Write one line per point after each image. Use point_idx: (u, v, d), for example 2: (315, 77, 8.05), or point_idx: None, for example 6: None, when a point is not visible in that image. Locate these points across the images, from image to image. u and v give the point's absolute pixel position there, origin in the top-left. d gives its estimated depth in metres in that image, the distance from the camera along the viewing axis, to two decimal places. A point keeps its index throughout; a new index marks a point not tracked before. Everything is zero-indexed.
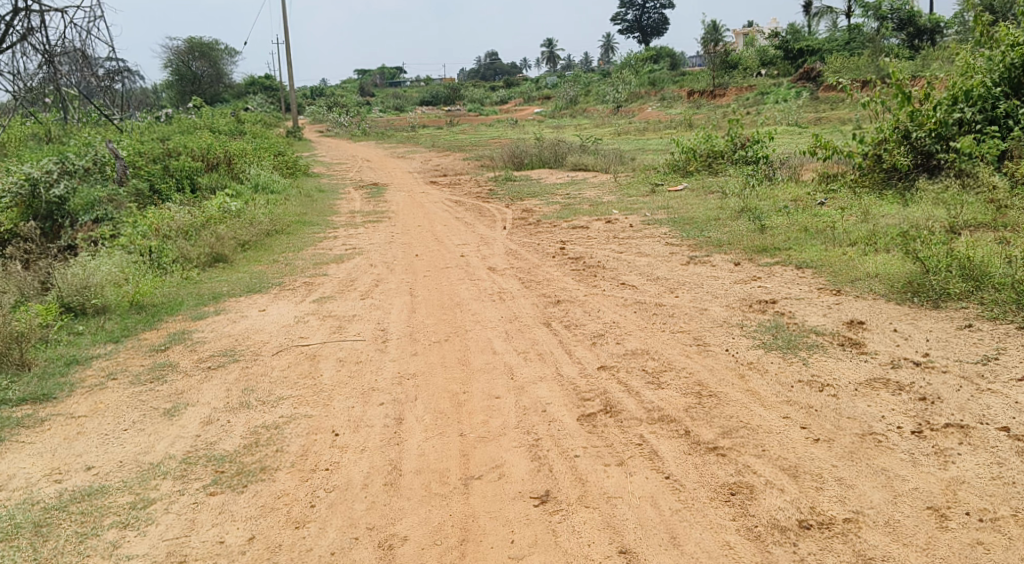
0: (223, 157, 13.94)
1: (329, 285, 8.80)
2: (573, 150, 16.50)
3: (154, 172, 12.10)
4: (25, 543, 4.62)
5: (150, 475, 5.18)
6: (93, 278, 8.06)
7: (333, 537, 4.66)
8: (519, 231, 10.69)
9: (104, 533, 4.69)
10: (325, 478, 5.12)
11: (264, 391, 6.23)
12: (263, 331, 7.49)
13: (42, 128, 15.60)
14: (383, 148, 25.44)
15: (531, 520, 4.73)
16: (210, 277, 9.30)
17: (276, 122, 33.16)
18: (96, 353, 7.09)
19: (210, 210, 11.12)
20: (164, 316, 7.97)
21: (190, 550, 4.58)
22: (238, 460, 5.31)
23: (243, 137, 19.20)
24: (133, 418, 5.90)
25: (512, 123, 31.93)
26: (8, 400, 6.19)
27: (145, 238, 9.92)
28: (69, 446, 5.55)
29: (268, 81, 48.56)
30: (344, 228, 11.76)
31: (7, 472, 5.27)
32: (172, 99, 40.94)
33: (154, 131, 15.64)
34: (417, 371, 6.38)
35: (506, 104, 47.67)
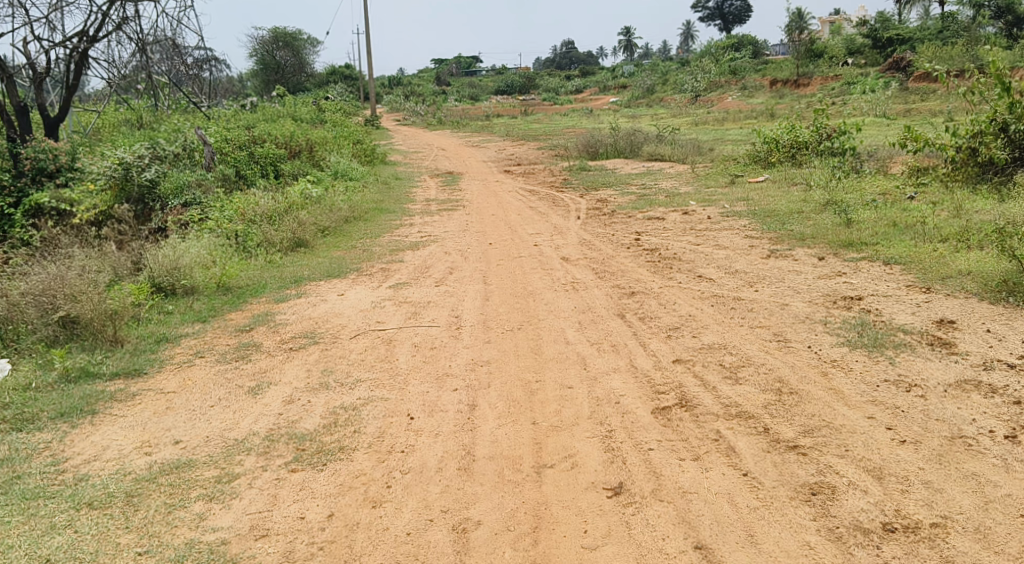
0: (304, 145, 14.26)
1: (405, 271, 8.91)
2: (650, 140, 16.32)
3: (240, 159, 12.52)
4: (118, 511, 4.78)
5: (235, 451, 5.34)
6: (183, 260, 8.34)
7: (409, 518, 4.72)
8: (593, 222, 10.63)
9: (191, 504, 4.83)
10: (401, 459, 5.19)
11: (343, 372, 6.36)
12: (341, 314, 7.63)
13: (134, 114, 16.17)
14: (459, 136, 25.65)
15: (604, 511, 4.71)
16: (292, 261, 9.53)
17: (355, 110, 33.77)
18: (185, 332, 7.34)
19: (292, 195, 11.39)
20: (249, 298, 8.20)
21: (272, 524, 4.69)
22: (317, 439, 5.43)
23: (324, 125, 19.61)
24: (219, 395, 6.09)
25: (588, 113, 31.82)
26: (102, 374, 6.45)
27: (232, 222, 10.22)
28: (159, 420, 5.76)
29: (347, 70, 49.31)
30: (420, 216, 11.90)
31: (101, 443, 5.48)
32: (257, 89, 41.98)
33: (239, 118, 16.13)
34: (491, 359, 6.41)
35: (583, 93, 47.44)
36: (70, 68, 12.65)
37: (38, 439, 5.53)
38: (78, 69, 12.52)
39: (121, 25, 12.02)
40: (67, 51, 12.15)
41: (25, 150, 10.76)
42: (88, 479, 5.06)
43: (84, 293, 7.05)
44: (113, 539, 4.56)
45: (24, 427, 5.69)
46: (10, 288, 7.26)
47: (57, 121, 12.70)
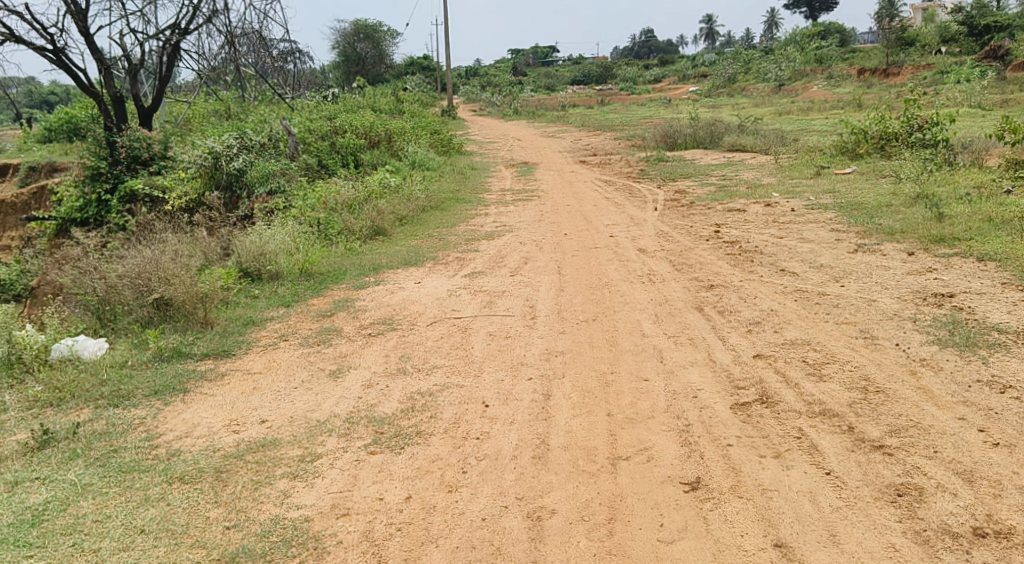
0: (384, 134, 14.48)
1: (481, 260, 8.97)
2: (731, 130, 16.04)
3: (323, 149, 12.79)
4: (208, 486, 4.94)
5: (317, 431, 5.47)
6: (269, 246, 8.60)
7: (484, 503, 4.77)
8: (671, 213, 10.52)
9: (276, 482, 4.97)
10: (477, 446, 5.24)
11: (420, 358, 6.45)
12: (418, 302, 7.73)
13: (222, 105, 16.66)
14: (536, 127, 25.63)
15: (681, 506, 4.67)
16: (371, 249, 9.70)
17: (432, 101, 34.04)
18: (270, 315, 7.56)
19: (371, 184, 11.59)
20: (330, 284, 8.39)
21: (353, 504, 4.79)
22: (396, 423, 5.52)
23: (402, 115, 19.86)
24: (302, 377, 6.27)
25: (667, 102, 31.45)
26: (193, 354, 6.70)
27: (314, 210, 10.47)
28: (246, 400, 5.94)
29: (426, 61, 49.69)
30: (496, 206, 11.96)
31: (192, 421, 5.69)
32: (337, 80, 42.61)
33: (321, 109, 16.50)
34: (566, 349, 6.41)
35: (662, 82, 46.85)
36: (163, 60, 13.13)
37: (133, 415, 5.77)
38: (170, 61, 12.98)
39: (212, 19, 12.43)
40: (160, 43, 12.61)
41: (121, 138, 11.62)
42: (180, 455, 5.25)
43: (177, 276, 7.31)
44: (203, 512, 4.71)
45: (120, 403, 5.94)
46: (108, 270, 7.59)
47: (150, 111, 13.20)
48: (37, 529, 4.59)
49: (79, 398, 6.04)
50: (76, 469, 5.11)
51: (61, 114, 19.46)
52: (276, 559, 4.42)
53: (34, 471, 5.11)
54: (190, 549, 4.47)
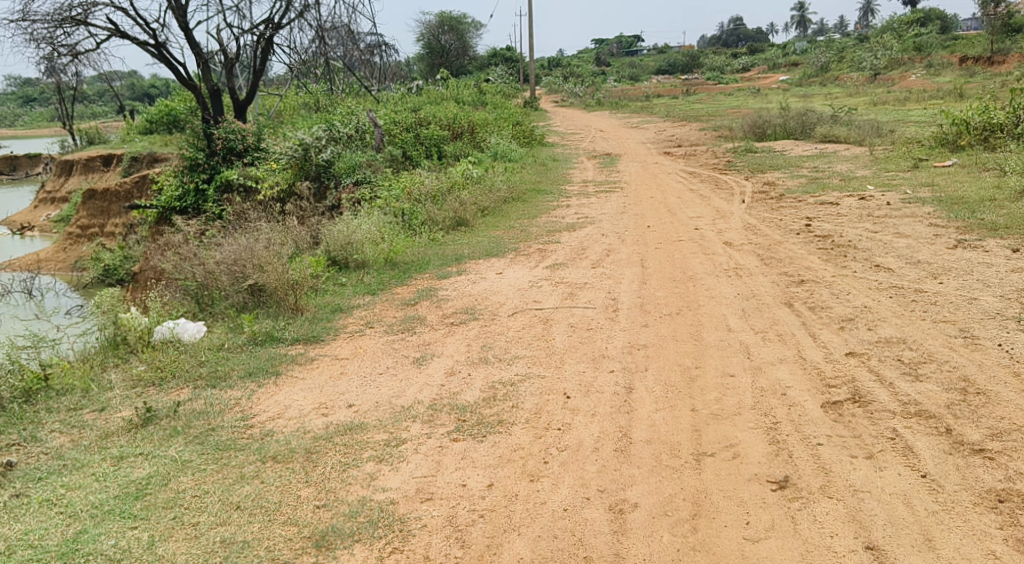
0: (467, 126, 14.60)
1: (562, 252, 8.96)
2: (823, 120, 15.59)
3: (407, 140, 12.98)
4: (299, 466, 5.08)
5: (402, 417, 5.57)
6: (355, 236, 8.79)
7: (566, 494, 4.76)
8: (759, 206, 10.30)
9: (363, 464, 5.08)
10: (558, 437, 5.25)
11: (501, 348, 6.49)
12: (500, 292, 7.77)
13: (312, 98, 17.05)
14: (619, 117, 25.40)
15: (768, 504, 4.58)
16: (454, 239, 9.81)
17: (516, 93, 34.02)
18: (356, 303, 7.73)
19: (455, 175, 11.71)
20: (414, 273, 8.52)
21: (437, 489, 4.85)
22: (478, 411, 5.58)
23: (486, 107, 19.96)
24: (387, 363, 6.40)
25: (756, 92, 30.76)
26: (284, 339, 6.91)
27: (399, 200, 10.64)
28: (333, 384, 6.10)
29: (508, 52, 49.71)
30: (578, 197, 11.91)
31: (284, 402, 5.86)
32: (422, 72, 43.01)
33: (406, 101, 16.75)
34: (649, 342, 6.36)
35: (750, 71, 45.82)
36: (257, 54, 13.53)
37: (228, 396, 5.98)
38: (264, 55, 13.35)
39: (303, 14, 12.74)
40: (254, 38, 12.98)
41: (218, 130, 12.03)
42: (272, 435, 5.42)
43: (269, 263, 7.54)
44: (295, 491, 4.83)
45: (216, 384, 6.16)
46: (206, 257, 7.90)
47: (244, 104, 13.63)
48: (141, 501, 4.76)
49: (179, 379, 6.30)
50: (176, 446, 5.32)
51: (161, 107, 20.24)
52: (364, 539, 4.50)
53: (137, 447, 5.34)
54: (283, 525, 4.58)
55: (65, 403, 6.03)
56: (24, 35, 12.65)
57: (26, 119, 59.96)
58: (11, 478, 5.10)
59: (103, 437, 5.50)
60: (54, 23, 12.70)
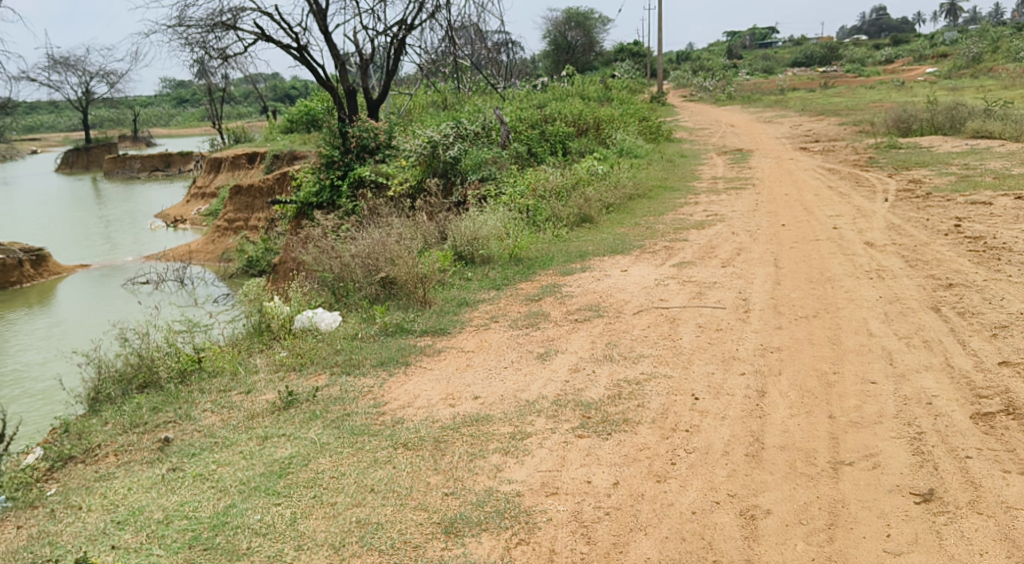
0: (593, 123, 14.57)
1: (690, 250, 8.81)
2: (975, 115, 14.68)
3: (533, 137, 13.09)
4: (428, 454, 5.21)
5: (527, 411, 5.63)
6: (482, 231, 8.95)
7: (694, 497, 4.68)
8: (904, 204, 9.82)
9: (490, 456, 5.16)
10: (686, 438, 5.18)
11: (626, 347, 6.45)
12: (625, 290, 7.73)
13: (440, 96, 17.43)
14: (751, 112, 24.70)
15: (911, 517, 4.38)
16: (578, 235, 9.83)
17: (643, 88, 33.59)
18: (482, 298, 7.86)
19: (580, 171, 11.73)
20: (538, 269, 8.59)
21: (562, 484, 4.86)
22: (602, 409, 5.57)
23: (613, 102, 19.84)
24: (512, 357, 6.48)
25: (900, 85, 29.23)
26: (414, 330, 7.12)
27: (525, 196, 10.75)
28: (460, 376, 6.23)
29: (636, 46, 49.19)
30: (707, 194, 11.68)
31: (413, 392, 6.03)
32: (548, 69, 43.14)
33: (532, 97, 16.89)
34: (783, 345, 6.18)
35: (893, 62, 43.57)
36: (390, 54, 13.94)
37: (362, 384, 6.20)
38: (396, 55, 13.74)
39: (435, 14, 13.03)
40: (388, 39, 13.39)
41: (353, 129, 12.51)
42: (403, 423, 5.58)
43: (400, 257, 7.80)
44: (425, 478, 4.96)
45: (350, 371, 6.41)
46: (342, 251, 8.24)
47: (377, 103, 14.07)
48: (284, 480, 5.00)
49: (317, 365, 6.58)
50: (315, 429, 5.56)
51: (301, 107, 21.21)
52: (491, 528, 4.54)
53: (279, 428, 5.61)
54: (413, 510, 4.68)
55: (215, 385, 6.40)
56: (180, 40, 13.49)
57: (177, 118, 63.83)
58: (168, 453, 5.46)
59: (249, 418, 5.81)
60: (206, 28, 13.48)
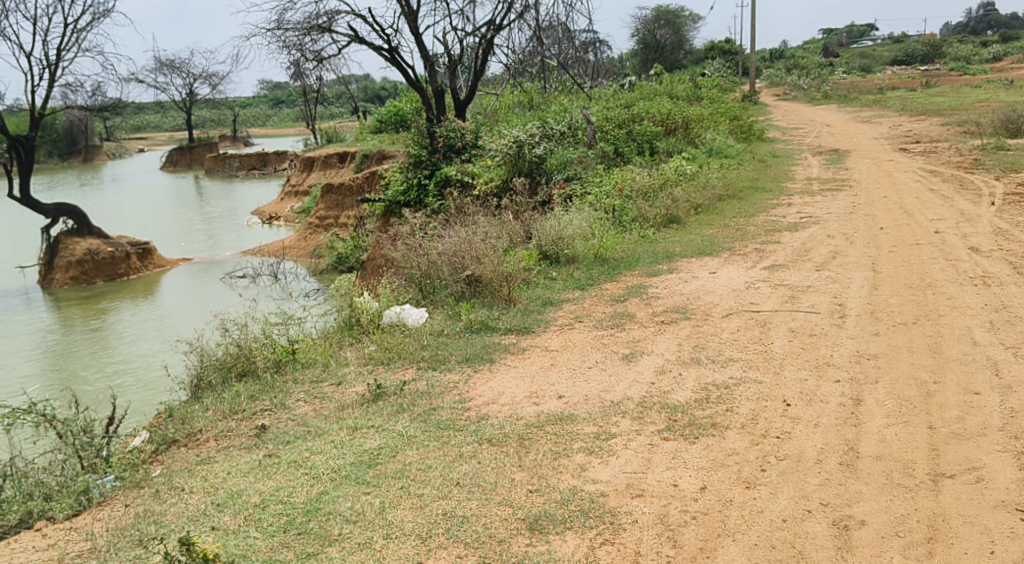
0: (682, 122, 14.41)
1: (782, 253, 8.61)
2: None
3: (620, 137, 13.03)
4: (513, 451, 5.24)
5: (611, 412, 5.61)
6: (567, 231, 8.96)
7: (785, 504, 4.57)
8: (1011, 209, 9.38)
9: (574, 455, 5.16)
10: (777, 445, 5.07)
11: (714, 350, 6.35)
12: (714, 292, 7.61)
13: (527, 96, 17.50)
14: (847, 111, 23.96)
15: (1017, 535, 4.20)
16: (665, 236, 9.73)
17: (734, 86, 32.94)
18: (567, 297, 7.86)
19: (668, 171, 11.62)
20: (624, 270, 8.54)
21: (648, 486, 4.82)
22: (690, 412, 5.49)
23: (704, 101, 19.54)
24: (597, 357, 6.46)
25: (1009, 84, 27.87)
26: (499, 328, 7.18)
27: (612, 196, 10.70)
28: (544, 374, 6.25)
29: (728, 44, 48.28)
30: (800, 196, 11.39)
31: (498, 389, 6.08)
32: (636, 69, 42.83)
33: (619, 97, 16.80)
34: (880, 352, 5.99)
35: (1002, 60, 41.58)
36: (479, 55, 14.06)
37: (447, 379, 6.29)
38: (485, 55, 13.86)
39: (523, 13, 13.09)
40: (477, 39, 13.53)
41: (441, 128, 12.71)
42: (488, 419, 5.63)
43: (486, 255, 7.87)
44: (509, 474, 4.99)
45: (436, 366, 6.50)
46: (430, 248, 8.38)
47: (465, 103, 14.22)
48: (373, 470, 5.11)
49: (404, 359, 6.70)
50: (402, 422, 5.66)
51: (390, 108, 21.63)
52: (575, 527, 4.52)
53: (369, 420, 5.73)
54: (499, 506, 4.72)
55: (307, 376, 6.58)
56: (278, 43, 13.91)
57: (274, 118, 65.85)
58: (264, 440, 5.65)
59: (340, 409, 5.96)
60: (303, 31, 13.86)
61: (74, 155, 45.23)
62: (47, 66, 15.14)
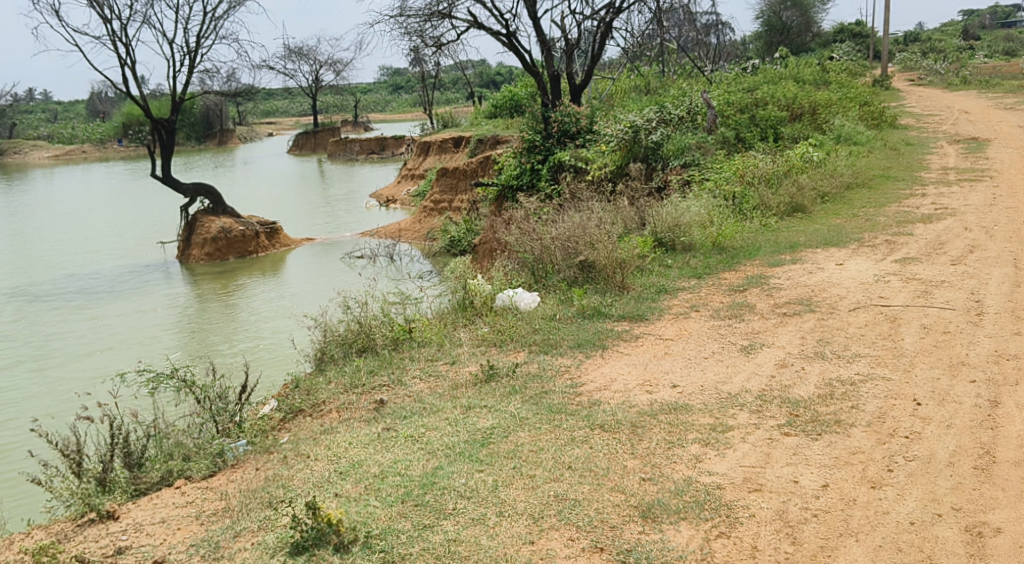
0: (808, 107, 13.93)
1: (915, 246, 8.22)
2: None
3: (742, 122, 12.69)
4: (625, 438, 5.22)
5: (729, 404, 5.50)
6: (684, 217, 8.82)
7: (913, 507, 4.39)
8: None
9: (689, 445, 5.09)
10: (905, 445, 4.86)
11: (840, 345, 6.13)
12: (840, 285, 7.34)
13: (644, 80, 17.27)
14: (989, 98, 22.57)
15: None
16: (788, 225, 9.44)
17: (865, 70, 31.49)
18: (682, 286, 7.74)
19: (792, 158, 11.27)
20: (743, 259, 8.34)
21: (766, 481, 4.70)
22: (812, 408, 5.33)
23: (832, 86, 18.80)
24: (714, 348, 6.35)
25: None
26: (612, 315, 7.14)
27: (732, 182, 10.47)
28: (658, 363, 6.19)
29: (858, 27, 46.27)
30: (936, 186, 10.83)
31: (611, 375, 6.06)
32: (759, 52, 41.65)
33: (741, 80, 16.37)
34: (1021, 353, 5.64)
35: None
36: (597, 39, 13.96)
37: (559, 363, 6.32)
38: (603, 39, 13.74)
39: None
40: (596, 23, 13.44)
41: (556, 114, 12.75)
42: (599, 405, 5.62)
43: (600, 241, 7.83)
44: (622, 461, 4.97)
45: (549, 350, 6.53)
46: (544, 233, 8.38)
47: (581, 88, 14.15)
48: (486, 449, 5.19)
49: (516, 342, 6.76)
50: (514, 403, 5.72)
51: (506, 93, 21.77)
52: (690, 518, 4.46)
53: (482, 400, 5.82)
54: (611, 491, 4.70)
55: (423, 354, 6.74)
56: (400, 29, 14.21)
57: (394, 102, 67.26)
58: (383, 413, 5.82)
59: (453, 388, 6.07)
60: (424, 17, 14.09)
61: (210, 138, 47.56)
62: (187, 53, 15.92)
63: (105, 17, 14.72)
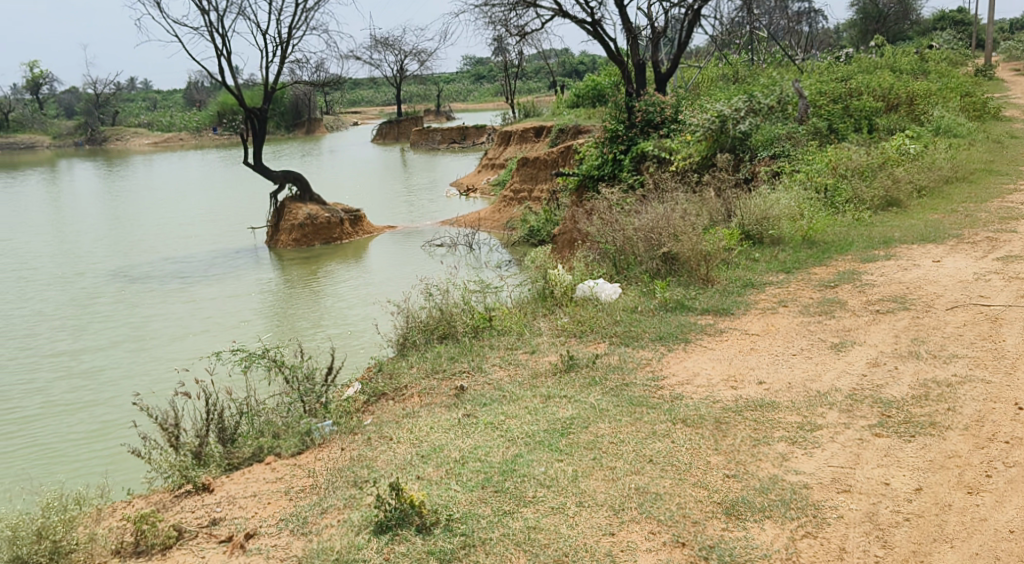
0: (905, 97, 13.43)
1: (1019, 243, 7.86)
2: None
3: (835, 113, 12.32)
4: (709, 433, 5.15)
5: (817, 402, 5.36)
6: (773, 210, 8.63)
7: (1012, 514, 4.20)
8: None
9: (775, 443, 4.99)
10: (1006, 450, 4.66)
11: (936, 344, 5.92)
12: (937, 283, 7.07)
13: (732, 69, 16.91)
14: None
15: None
16: (882, 220, 9.13)
17: (966, 59, 30.18)
18: (770, 280, 7.58)
19: (888, 150, 10.91)
20: (834, 254, 8.10)
21: (856, 482, 4.58)
22: (905, 409, 5.16)
23: (931, 75, 18.06)
24: (802, 344, 6.20)
25: None
26: (695, 308, 7.05)
27: (823, 174, 10.22)
28: (743, 358, 6.09)
29: (960, 14, 44.32)
30: None
31: (694, 369, 5.99)
32: (852, 40, 40.32)
33: (834, 69, 15.88)
34: None
35: None
36: (684, 27, 13.74)
37: (641, 355, 6.27)
38: (690, 27, 13.51)
39: None
40: (683, 10, 13.23)
41: (640, 103, 12.65)
42: (681, 400, 5.55)
43: (684, 233, 7.76)
44: (705, 456, 4.90)
45: (630, 342, 6.49)
46: (627, 223, 8.28)
47: (666, 77, 13.95)
48: (566, 438, 5.19)
49: (597, 333, 6.73)
50: (595, 394, 5.71)
51: (589, 82, 21.63)
52: (775, 516, 4.37)
53: (562, 389, 5.82)
54: (693, 487, 4.65)
55: (503, 342, 6.78)
56: (485, 18, 14.27)
57: (477, 92, 67.59)
58: (463, 399, 5.87)
59: (534, 377, 6.09)
60: (509, 6, 14.12)
61: (299, 127, 48.71)
62: (279, 43, 16.31)
63: (203, 7, 15.20)
